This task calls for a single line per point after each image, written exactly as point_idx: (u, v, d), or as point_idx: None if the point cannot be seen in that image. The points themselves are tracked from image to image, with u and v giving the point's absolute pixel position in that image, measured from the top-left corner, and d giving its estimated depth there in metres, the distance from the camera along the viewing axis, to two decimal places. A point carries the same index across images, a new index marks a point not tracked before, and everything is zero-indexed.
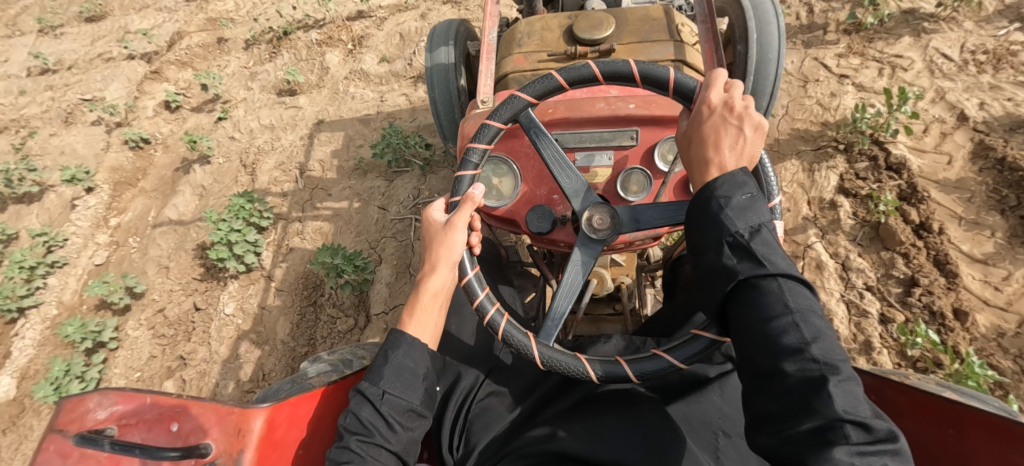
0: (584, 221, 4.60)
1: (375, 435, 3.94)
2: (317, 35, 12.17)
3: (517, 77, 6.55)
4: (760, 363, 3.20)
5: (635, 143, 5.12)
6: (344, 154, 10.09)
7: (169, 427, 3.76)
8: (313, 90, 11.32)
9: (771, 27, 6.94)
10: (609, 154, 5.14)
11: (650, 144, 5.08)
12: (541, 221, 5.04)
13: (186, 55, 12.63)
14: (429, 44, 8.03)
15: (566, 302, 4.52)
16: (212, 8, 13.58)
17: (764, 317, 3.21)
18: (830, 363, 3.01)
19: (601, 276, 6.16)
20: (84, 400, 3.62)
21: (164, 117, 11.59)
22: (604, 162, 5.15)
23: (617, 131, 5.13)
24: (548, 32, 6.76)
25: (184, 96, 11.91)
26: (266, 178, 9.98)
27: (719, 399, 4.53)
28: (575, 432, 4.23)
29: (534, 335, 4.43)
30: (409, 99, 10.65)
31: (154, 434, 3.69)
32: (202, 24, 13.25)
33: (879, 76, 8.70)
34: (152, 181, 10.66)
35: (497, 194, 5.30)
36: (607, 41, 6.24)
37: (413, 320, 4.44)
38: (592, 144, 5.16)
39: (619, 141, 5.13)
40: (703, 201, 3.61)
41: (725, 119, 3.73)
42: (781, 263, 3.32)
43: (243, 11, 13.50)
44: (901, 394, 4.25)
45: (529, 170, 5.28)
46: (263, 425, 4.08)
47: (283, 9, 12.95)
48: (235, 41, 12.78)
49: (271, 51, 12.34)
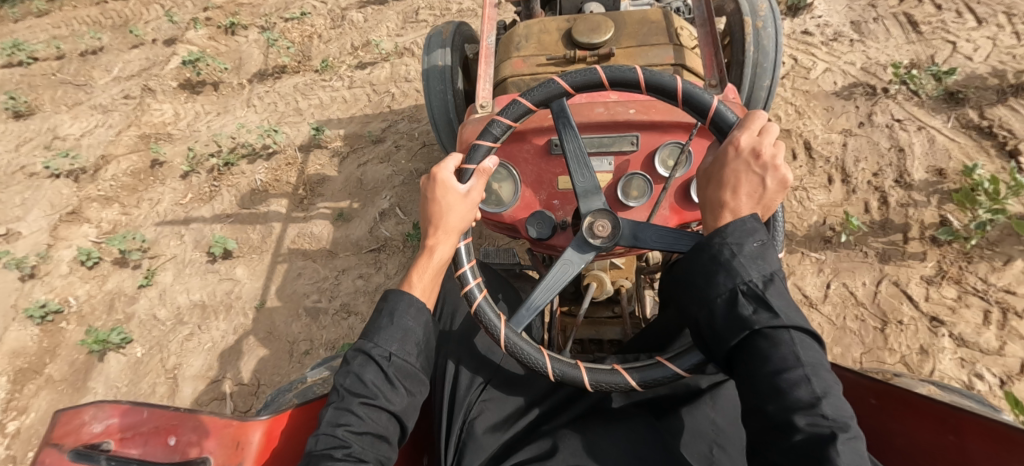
0: (585, 226, 3.71)
1: (382, 403, 3.22)
2: (266, 165, 8.99)
3: (522, 73, 5.86)
4: (767, 411, 2.66)
5: (637, 149, 4.29)
6: (285, 361, 6.88)
7: (166, 441, 3.24)
8: (254, 257, 7.97)
9: (771, 29, 6.32)
10: (611, 159, 4.31)
11: (654, 150, 4.26)
12: (540, 223, 4.24)
13: (121, 168, 9.42)
14: (426, 46, 7.25)
15: (542, 298, 3.78)
16: (155, 114, 10.34)
17: (775, 368, 2.67)
18: (841, 423, 2.51)
19: (598, 279, 4.82)
20: (80, 415, 3.11)
21: (82, 276, 8.12)
22: (605, 166, 4.31)
23: (619, 136, 4.28)
24: (547, 35, 6.07)
25: (106, 238, 8.49)
26: (189, 390, 6.83)
27: (711, 408, 3.71)
28: (581, 445, 3.68)
29: (507, 321, 3.68)
30: (369, 284, 7.40)
31: (151, 448, 3.18)
32: (139, 128, 10.09)
33: (985, 323, 5.80)
34: (64, 368, 7.19)
35: (497, 194, 4.42)
36: (608, 42, 5.62)
37: (420, 276, 3.62)
38: (597, 149, 4.30)
39: (621, 147, 4.29)
40: (714, 248, 3.00)
41: (749, 167, 3.10)
42: (794, 311, 2.80)
43: (190, 120, 10.25)
44: (892, 396, 3.60)
45: (531, 169, 4.45)
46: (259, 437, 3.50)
47: (217, 138, 9.59)
48: (170, 168, 9.38)
49: (212, 187, 8.92)
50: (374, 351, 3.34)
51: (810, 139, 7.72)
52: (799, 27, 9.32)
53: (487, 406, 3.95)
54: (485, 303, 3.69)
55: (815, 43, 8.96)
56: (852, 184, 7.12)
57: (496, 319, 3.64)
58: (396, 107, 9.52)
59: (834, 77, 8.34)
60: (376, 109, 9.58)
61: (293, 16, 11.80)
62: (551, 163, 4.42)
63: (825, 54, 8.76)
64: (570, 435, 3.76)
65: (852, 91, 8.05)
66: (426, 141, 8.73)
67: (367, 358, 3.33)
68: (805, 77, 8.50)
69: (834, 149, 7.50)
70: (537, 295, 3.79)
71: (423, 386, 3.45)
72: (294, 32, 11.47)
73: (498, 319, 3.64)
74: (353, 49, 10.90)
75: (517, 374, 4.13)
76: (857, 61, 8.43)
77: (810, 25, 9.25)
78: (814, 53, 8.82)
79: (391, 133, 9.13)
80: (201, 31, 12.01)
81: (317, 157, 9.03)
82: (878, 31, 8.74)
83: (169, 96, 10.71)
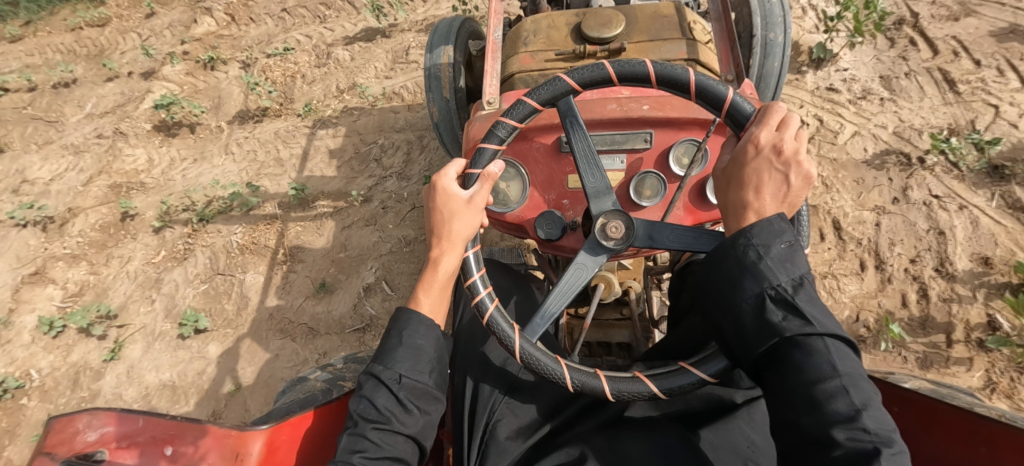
0: (598, 231, 3.17)
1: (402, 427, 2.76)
2: (245, 226, 7.11)
3: (527, 67, 4.94)
4: (802, 425, 2.29)
5: (650, 147, 3.58)
6: None
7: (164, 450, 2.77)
8: (230, 332, 6.30)
9: None
10: (625, 157, 3.60)
11: (668, 146, 3.55)
12: (550, 223, 3.57)
13: (84, 219, 7.51)
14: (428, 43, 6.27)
15: (555, 305, 3.16)
16: (128, 152, 8.24)
17: (807, 379, 2.30)
18: (885, 438, 2.15)
19: (607, 281, 4.14)
20: (72, 427, 2.69)
21: (43, 345, 6.49)
22: (618, 163, 3.60)
23: (633, 132, 3.59)
24: (553, 30, 5.06)
25: (73, 299, 6.83)
26: None
27: (745, 425, 3.11)
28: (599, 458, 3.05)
29: (518, 329, 3.06)
30: None
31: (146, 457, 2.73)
32: (110, 167, 8.12)
33: None
34: (22, 454, 5.69)
35: (505, 196, 3.69)
36: (618, 33, 4.70)
37: (427, 293, 3.13)
38: (609, 146, 3.60)
39: (634, 144, 3.58)
40: (739, 252, 2.57)
41: (771, 166, 2.66)
42: (829, 318, 2.42)
43: (167, 164, 8.14)
44: (918, 406, 3.19)
45: (542, 169, 3.73)
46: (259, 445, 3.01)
47: (192, 194, 7.62)
48: (139, 218, 7.47)
49: (186, 246, 7.10)
50: (388, 370, 2.87)
51: (839, 220, 5.94)
52: (825, 72, 7.25)
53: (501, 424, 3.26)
54: (496, 314, 3.08)
55: (839, 91, 7.02)
56: (887, 274, 5.51)
57: (507, 331, 3.02)
58: (392, 144, 7.77)
59: (863, 141, 6.46)
60: (363, 159, 7.70)
61: (280, 49, 9.33)
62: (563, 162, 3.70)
63: (856, 112, 6.76)
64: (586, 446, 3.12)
65: (887, 160, 6.22)
66: (417, 199, 7.06)
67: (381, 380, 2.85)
68: (829, 140, 6.58)
69: (868, 230, 5.81)
70: (551, 304, 3.16)
71: (440, 404, 2.96)
72: (275, 70, 9.07)
73: (509, 330, 3.01)
74: (341, 91, 8.58)
75: (528, 381, 3.47)
76: (889, 122, 6.56)
77: (836, 72, 7.21)
78: (841, 109, 6.84)
79: (378, 175, 7.46)
80: (175, 63, 9.41)
81: (301, 213, 7.16)
82: (910, 83, 6.86)
83: (141, 137, 8.48)
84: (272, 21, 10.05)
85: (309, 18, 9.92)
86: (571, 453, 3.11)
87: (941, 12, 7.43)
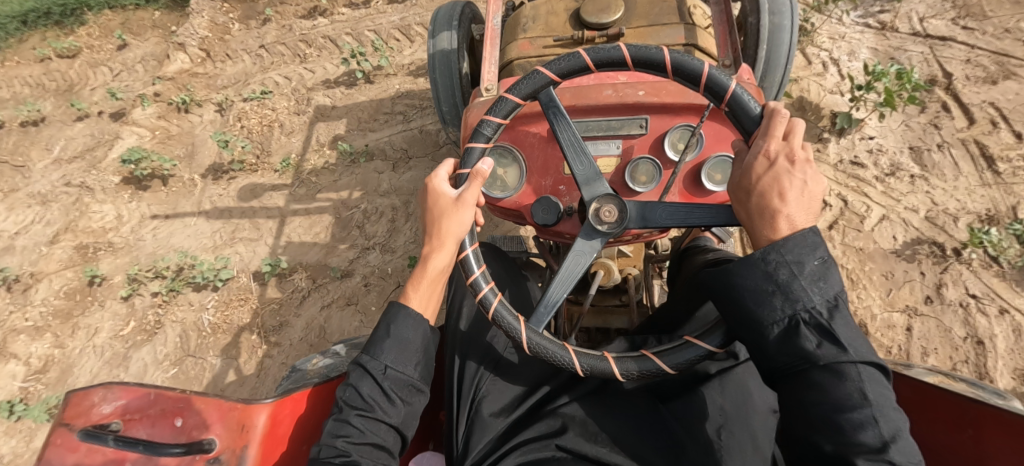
0: (596, 217, 1.97)
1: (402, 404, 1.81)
2: (220, 288, 4.04)
3: (528, 56, 3.46)
4: (821, 452, 1.47)
5: (648, 136, 2.28)
6: None
7: (173, 423, 1.71)
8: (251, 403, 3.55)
9: None
10: (627, 144, 2.28)
11: (670, 133, 2.25)
12: (546, 210, 2.23)
13: (40, 295, 4.17)
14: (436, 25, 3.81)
15: (561, 292, 2.01)
16: (93, 211, 4.59)
17: (831, 411, 1.44)
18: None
19: (610, 272, 2.85)
20: (89, 395, 1.65)
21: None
22: (616, 154, 2.28)
23: (630, 121, 2.29)
24: (554, 16, 3.50)
25: (38, 378, 3.79)
26: None
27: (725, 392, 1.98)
28: (582, 434, 1.96)
29: (526, 322, 1.96)
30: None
31: (158, 431, 1.69)
32: (70, 223, 4.54)
33: None
34: None
35: (502, 184, 2.36)
36: (618, 17, 3.23)
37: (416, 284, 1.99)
38: (601, 138, 2.29)
39: (636, 131, 2.28)
40: (750, 275, 1.55)
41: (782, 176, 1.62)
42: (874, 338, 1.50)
43: (130, 224, 4.52)
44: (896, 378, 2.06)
45: (543, 157, 2.34)
46: (269, 416, 1.87)
47: (160, 263, 4.22)
48: (107, 283, 4.19)
49: (156, 318, 3.99)
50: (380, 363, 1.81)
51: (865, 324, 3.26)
52: (850, 142, 3.92)
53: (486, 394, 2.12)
54: (502, 308, 1.93)
55: (865, 163, 3.81)
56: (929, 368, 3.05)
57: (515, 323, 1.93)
58: (383, 194, 4.35)
59: (889, 223, 3.55)
60: (347, 221, 4.27)
61: (258, 92, 5.24)
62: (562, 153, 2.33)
63: (884, 191, 3.67)
64: (578, 418, 2.00)
65: (918, 249, 3.41)
66: (402, 270, 3.93)
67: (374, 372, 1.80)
68: (851, 225, 3.59)
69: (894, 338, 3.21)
70: (553, 290, 2.01)
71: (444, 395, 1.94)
72: (253, 117, 5.07)
73: (517, 324, 1.92)
74: (322, 139, 4.80)
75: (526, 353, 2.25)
76: (921, 205, 3.58)
77: (859, 139, 3.91)
78: (867, 186, 3.72)
79: (359, 240, 4.15)
80: (147, 105, 5.28)
81: (284, 283, 3.99)
82: (941, 160, 3.71)
83: (108, 192, 4.71)
84: (252, 61, 5.56)
85: (292, 58, 5.53)
86: (554, 427, 2.00)
87: (974, 74, 4.00)
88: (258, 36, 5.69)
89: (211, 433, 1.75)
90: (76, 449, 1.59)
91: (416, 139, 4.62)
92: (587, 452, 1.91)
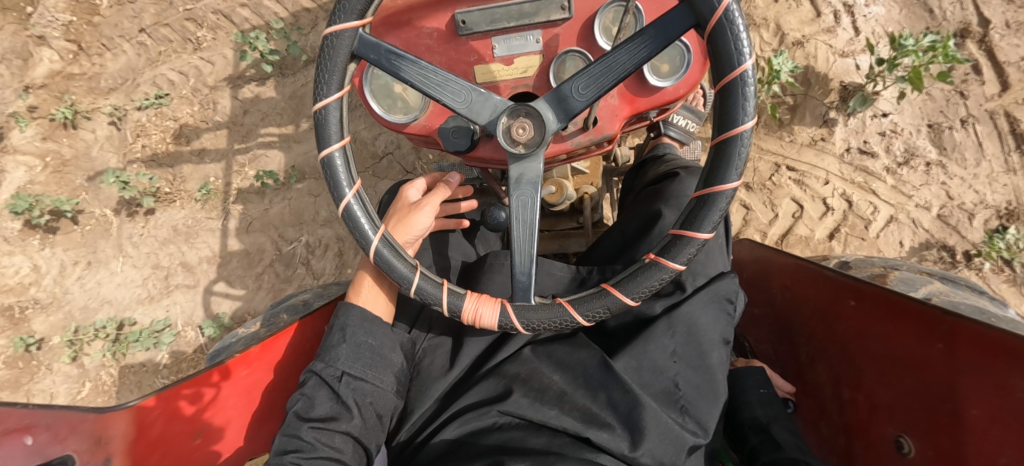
0: (498, 129, 0.64)
1: (351, 406, 0.73)
2: (166, 353, 1.39)
3: None
4: None
5: (576, 19, 0.73)
6: None
7: (18, 444, 0.66)
8: None
9: None
10: (543, 39, 0.73)
11: (595, 12, 0.72)
12: (453, 130, 0.70)
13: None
14: None
15: (417, 79, 0.65)
16: None
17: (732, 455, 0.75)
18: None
19: (565, 180, 1.00)
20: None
21: None
22: (534, 54, 0.74)
23: (531, 8, 0.72)
24: None
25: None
26: None
27: (677, 329, 0.74)
28: (533, 394, 0.75)
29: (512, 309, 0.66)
30: None
31: (12, 456, 0.65)
32: None
33: None
34: None
35: (387, 106, 0.75)
36: None
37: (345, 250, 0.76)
38: (506, 30, 0.73)
39: (554, 8, 0.72)
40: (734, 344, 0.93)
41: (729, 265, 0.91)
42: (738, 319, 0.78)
43: (52, 277, 1.41)
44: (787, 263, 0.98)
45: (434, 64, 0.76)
46: (164, 415, 0.76)
47: (96, 327, 1.39)
48: (48, 346, 1.39)
49: (125, 384, 1.38)
50: (336, 358, 0.74)
51: None
52: (858, 124, 1.30)
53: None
54: (392, 250, 0.67)
55: (872, 147, 1.29)
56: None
57: (369, 233, 0.67)
58: (319, 227, 1.43)
59: (894, 231, 1.26)
60: (287, 258, 1.42)
61: (155, 96, 1.48)
62: (460, 58, 0.75)
63: (893, 187, 1.27)
64: (525, 370, 0.77)
65: (924, 259, 1.23)
66: None
67: (319, 373, 0.74)
68: (846, 235, 1.27)
69: None
70: (409, 74, 0.65)
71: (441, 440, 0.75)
72: (155, 137, 1.47)
73: (418, 276, 0.67)
74: (238, 162, 1.45)
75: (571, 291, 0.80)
76: (934, 199, 1.26)
77: (869, 117, 1.30)
78: (873, 180, 1.28)
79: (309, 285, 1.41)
80: (21, 125, 1.43)
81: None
82: (976, 140, 1.26)
83: (17, 242, 1.42)
84: (130, 45, 1.49)
85: (179, 47, 1.49)
86: (497, 391, 0.77)
87: None
88: (135, 9, 1.47)
89: (74, 450, 0.68)
90: None
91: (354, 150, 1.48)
92: (537, 422, 0.73)
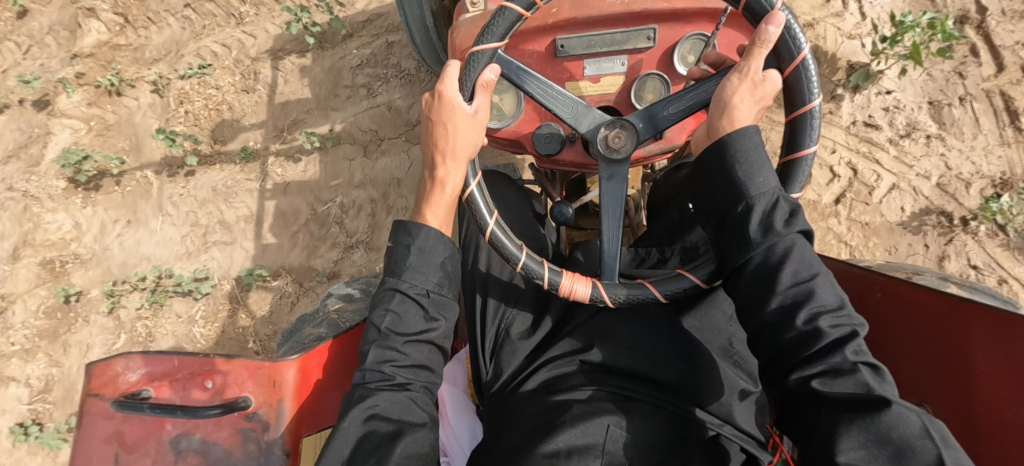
0: (596, 138, 0.77)
1: (436, 320, 0.77)
2: (201, 303, 1.44)
3: None
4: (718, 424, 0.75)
5: (658, 47, 0.87)
6: None
7: (201, 385, 0.79)
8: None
9: None
10: (628, 62, 0.88)
11: (676, 43, 0.86)
12: (547, 136, 0.87)
13: (9, 319, 1.42)
14: None
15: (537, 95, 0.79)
16: (40, 231, 1.47)
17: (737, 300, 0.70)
18: (895, 442, 0.55)
19: None
20: (106, 362, 0.76)
21: None
22: (619, 75, 0.88)
23: (623, 36, 0.86)
24: None
25: (42, 404, 1.39)
26: None
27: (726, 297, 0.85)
28: (613, 346, 0.82)
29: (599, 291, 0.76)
30: None
31: (194, 397, 0.78)
32: (20, 240, 1.46)
33: None
34: None
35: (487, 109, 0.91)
36: None
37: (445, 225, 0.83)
38: (597, 54, 0.87)
39: (641, 38, 0.87)
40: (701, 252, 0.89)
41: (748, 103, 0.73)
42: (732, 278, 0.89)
43: (93, 234, 1.49)
44: None
45: None
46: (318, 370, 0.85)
47: (133, 279, 1.45)
48: (87, 297, 1.45)
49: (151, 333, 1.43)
50: (411, 275, 0.75)
51: None
52: (864, 101, 1.37)
53: (490, 310, 0.93)
54: (503, 231, 0.77)
55: (877, 121, 1.36)
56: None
57: (485, 216, 0.77)
58: (354, 189, 1.49)
59: (896, 198, 1.32)
60: (321, 218, 1.47)
61: (198, 66, 1.56)
62: (554, 75, 0.90)
63: (896, 158, 1.34)
64: (604, 328, 0.84)
65: (923, 224, 1.29)
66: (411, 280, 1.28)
67: (403, 290, 0.75)
68: (851, 200, 1.34)
69: None
70: (533, 87, 0.79)
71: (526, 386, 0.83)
72: (198, 103, 1.54)
73: (523, 256, 0.77)
74: (278, 128, 1.53)
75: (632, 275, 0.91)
76: (934, 169, 1.32)
77: (874, 94, 1.37)
78: (876, 150, 1.35)
79: (343, 243, 1.46)
80: (68, 90, 1.54)
81: (269, 305, 1.43)
82: (974, 117, 1.32)
83: (60, 200, 1.49)
84: (175, 19, 1.61)
85: (223, 21, 1.62)
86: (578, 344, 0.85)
87: None
88: None
89: (250, 392, 0.80)
90: (112, 423, 0.75)
91: (388, 117, 1.51)
92: (615, 369, 0.81)
